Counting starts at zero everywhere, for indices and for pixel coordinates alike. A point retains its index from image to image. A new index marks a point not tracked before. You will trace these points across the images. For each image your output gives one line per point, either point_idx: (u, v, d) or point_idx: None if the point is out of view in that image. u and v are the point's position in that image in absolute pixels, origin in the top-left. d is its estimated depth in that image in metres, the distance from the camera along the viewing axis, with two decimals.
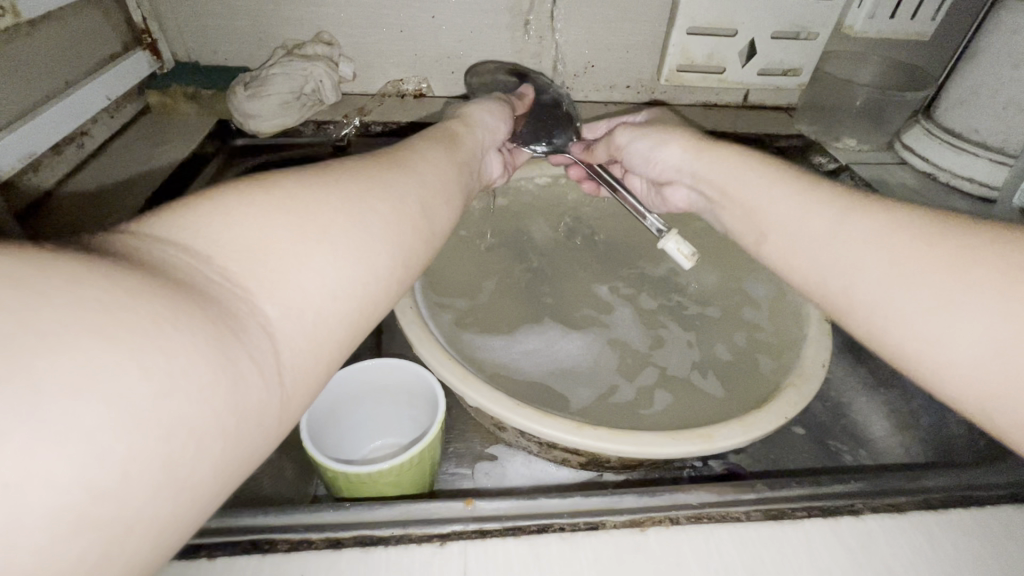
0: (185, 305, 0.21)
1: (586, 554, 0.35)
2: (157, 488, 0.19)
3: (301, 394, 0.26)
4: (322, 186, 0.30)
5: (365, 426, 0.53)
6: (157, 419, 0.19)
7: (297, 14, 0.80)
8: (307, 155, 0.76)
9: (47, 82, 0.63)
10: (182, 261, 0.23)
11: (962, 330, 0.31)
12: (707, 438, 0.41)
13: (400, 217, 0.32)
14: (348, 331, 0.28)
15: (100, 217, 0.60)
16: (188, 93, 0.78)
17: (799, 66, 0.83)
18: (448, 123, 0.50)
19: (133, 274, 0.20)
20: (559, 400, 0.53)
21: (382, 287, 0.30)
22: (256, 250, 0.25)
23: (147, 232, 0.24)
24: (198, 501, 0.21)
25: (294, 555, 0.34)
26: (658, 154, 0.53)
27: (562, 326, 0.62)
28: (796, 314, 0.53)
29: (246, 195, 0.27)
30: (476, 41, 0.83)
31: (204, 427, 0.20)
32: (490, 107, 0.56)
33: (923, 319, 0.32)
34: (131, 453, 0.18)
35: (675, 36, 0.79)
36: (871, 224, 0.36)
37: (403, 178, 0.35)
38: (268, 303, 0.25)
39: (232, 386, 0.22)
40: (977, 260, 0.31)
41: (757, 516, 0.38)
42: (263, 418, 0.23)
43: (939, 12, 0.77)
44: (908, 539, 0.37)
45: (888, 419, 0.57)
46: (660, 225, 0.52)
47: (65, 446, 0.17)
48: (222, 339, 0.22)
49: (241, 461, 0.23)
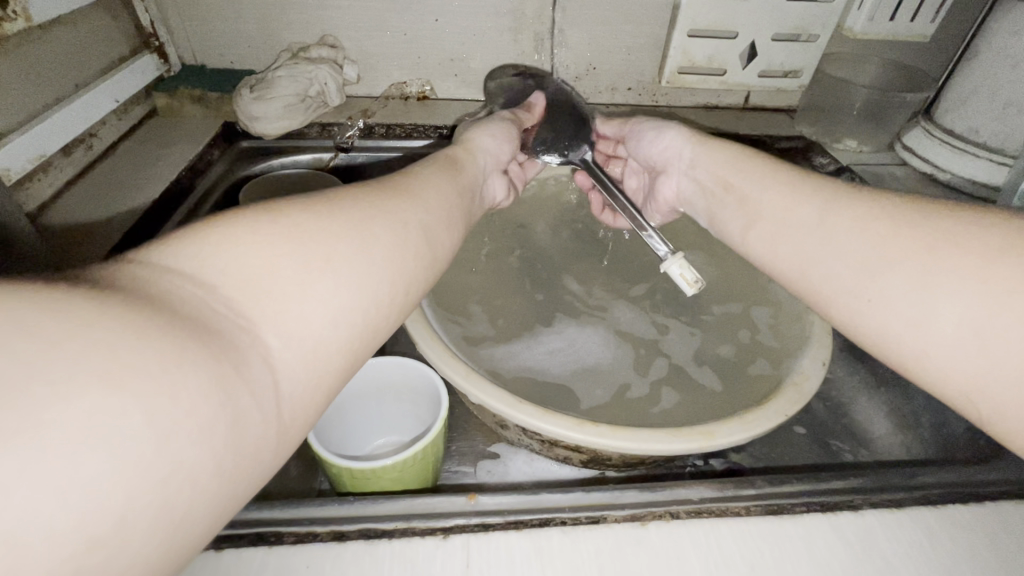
0: (189, 343, 0.22)
1: (587, 547, 0.35)
2: (151, 532, 0.19)
3: (298, 424, 0.26)
4: (327, 214, 0.30)
5: (369, 424, 0.53)
6: (157, 462, 0.19)
7: (301, 17, 0.81)
8: (311, 159, 0.77)
9: (58, 85, 0.65)
10: (189, 294, 0.24)
11: (940, 312, 0.31)
12: (708, 435, 0.41)
13: (402, 243, 0.33)
14: (347, 358, 0.29)
15: (108, 220, 0.62)
16: (195, 95, 0.79)
17: (800, 68, 0.84)
18: (450, 149, 0.51)
19: (140, 313, 0.21)
20: (568, 400, 0.54)
21: (382, 312, 0.31)
22: (260, 279, 0.26)
23: (151, 261, 0.24)
24: (190, 539, 0.21)
25: (300, 548, 0.35)
26: (660, 138, 0.58)
27: (576, 322, 0.63)
28: (798, 314, 0.54)
29: (252, 223, 0.27)
30: (479, 44, 0.84)
31: (201, 473, 0.21)
32: (495, 128, 0.56)
33: (902, 303, 0.33)
34: (129, 499, 0.19)
35: (676, 38, 0.80)
36: (853, 215, 0.38)
37: (404, 206, 0.36)
38: (270, 334, 0.25)
39: (230, 425, 0.22)
40: (967, 236, 0.32)
41: (757, 511, 0.38)
42: (259, 454, 0.24)
43: (938, 14, 0.79)
44: (906, 533, 0.37)
45: (888, 418, 0.58)
46: (666, 247, 0.53)
47: (69, 498, 0.17)
48: (224, 377, 0.22)
49: (236, 494, 0.23)
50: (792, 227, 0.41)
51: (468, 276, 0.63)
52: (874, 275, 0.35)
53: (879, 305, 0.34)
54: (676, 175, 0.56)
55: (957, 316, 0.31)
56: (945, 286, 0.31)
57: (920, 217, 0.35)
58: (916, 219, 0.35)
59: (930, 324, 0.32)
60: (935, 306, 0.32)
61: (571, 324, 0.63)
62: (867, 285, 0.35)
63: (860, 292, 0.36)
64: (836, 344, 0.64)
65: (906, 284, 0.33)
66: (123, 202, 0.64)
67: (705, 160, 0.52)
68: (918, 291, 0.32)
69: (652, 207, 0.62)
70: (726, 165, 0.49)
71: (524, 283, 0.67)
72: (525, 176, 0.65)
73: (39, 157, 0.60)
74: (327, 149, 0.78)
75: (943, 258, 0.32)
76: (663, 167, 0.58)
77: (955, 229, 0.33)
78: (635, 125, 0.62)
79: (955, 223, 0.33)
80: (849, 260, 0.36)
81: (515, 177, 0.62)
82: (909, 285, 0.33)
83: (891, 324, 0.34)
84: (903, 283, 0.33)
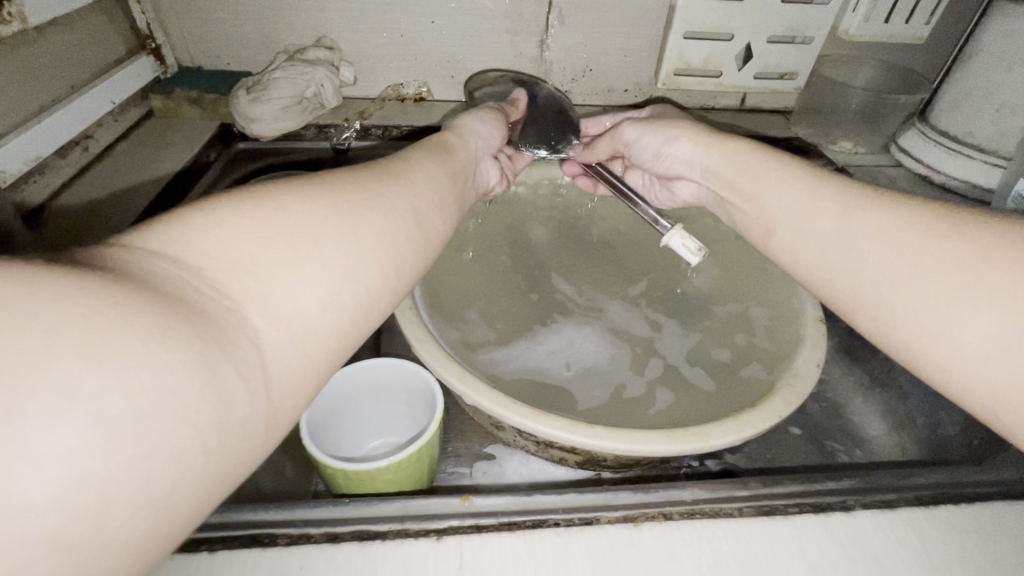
0: (171, 321, 0.22)
1: (581, 548, 0.35)
2: (135, 505, 0.20)
3: (288, 406, 0.27)
4: (315, 198, 0.30)
5: (364, 426, 0.53)
6: (138, 436, 0.19)
7: (298, 19, 0.81)
8: (308, 159, 0.78)
9: (52, 87, 0.64)
10: (173, 275, 0.24)
11: (965, 324, 0.31)
12: (702, 437, 0.41)
13: (393, 227, 0.33)
14: (337, 340, 0.29)
15: (105, 220, 0.62)
16: (191, 97, 0.79)
17: (795, 70, 0.84)
18: (441, 133, 0.51)
19: (122, 290, 0.21)
20: (564, 401, 0.54)
21: (372, 295, 0.31)
22: (247, 261, 0.26)
23: (137, 244, 0.24)
24: (177, 515, 0.21)
25: (293, 550, 0.35)
26: (668, 149, 0.55)
27: (574, 321, 0.64)
28: (793, 316, 0.54)
29: (238, 207, 0.27)
30: (476, 45, 0.84)
31: (186, 447, 0.21)
32: (482, 115, 0.57)
33: (927, 315, 0.33)
34: (111, 471, 0.19)
35: (672, 40, 0.80)
36: (878, 222, 0.37)
37: (396, 190, 0.36)
38: (257, 315, 0.25)
39: (216, 402, 0.22)
40: (999, 250, 0.31)
41: (749, 511, 0.38)
42: (248, 433, 0.24)
43: (933, 16, 0.80)
44: (899, 533, 0.38)
45: (883, 419, 0.58)
46: (665, 223, 0.53)
47: (48, 468, 0.17)
48: (209, 354, 0.22)
49: (225, 472, 0.23)
50: (814, 237, 0.41)
51: (464, 277, 0.63)
52: (904, 274, 0.35)
53: (902, 317, 0.35)
54: (693, 182, 0.55)
55: (987, 328, 0.31)
56: (966, 302, 0.32)
57: (939, 226, 0.35)
58: (943, 228, 0.34)
59: (952, 335, 0.32)
60: (959, 313, 0.32)
61: (567, 324, 0.64)
62: (896, 292, 0.35)
63: (888, 301, 0.36)
64: (832, 345, 0.64)
65: (929, 298, 0.33)
66: (119, 203, 0.65)
67: (709, 158, 0.52)
68: (945, 300, 0.32)
69: (669, 200, 0.62)
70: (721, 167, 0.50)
71: (520, 284, 0.67)
72: (518, 168, 0.65)
73: (36, 158, 0.60)
74: (325, 150, 0.80)
75: (968, 270, 0.32)
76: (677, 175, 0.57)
77: (989, 243, 0.32)
78: (632, 138, 0.59)
79: (986, 236, 0.32)
80: (876, 270, 0.36)
81: (507, 168, 0.62)
82: (932, 299, 0.33)
83: (915, 332, 0.34)
84: (930, 297, 0.33)
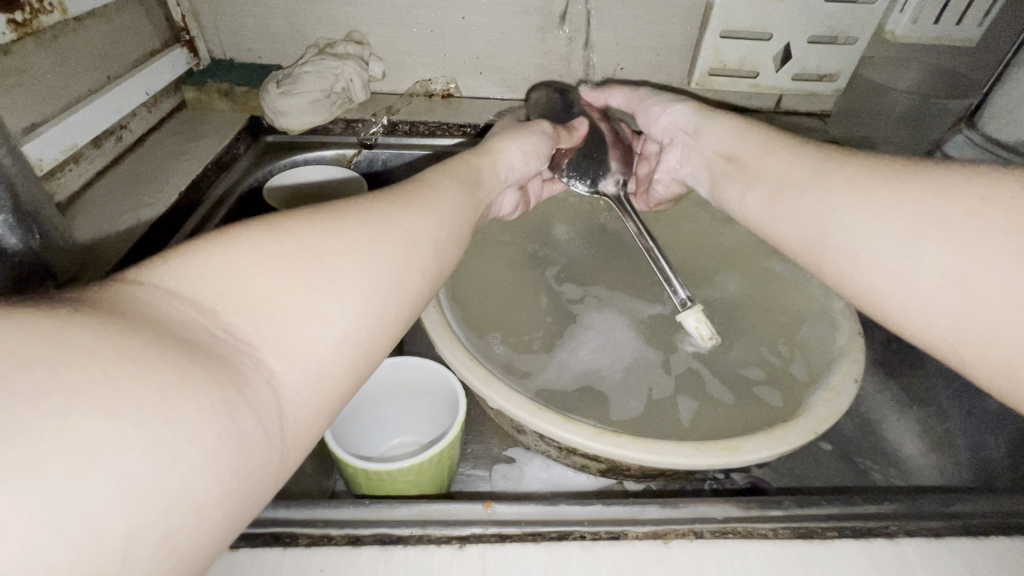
0: (191, 369, 0.21)
1: (607, 563, 0.34)
2: (153, 562, 0.19)
3: (300, 447, 0.26)
4: (334, 229, 0.30)
5: (387, 424, 0.53)
6: (158, 491, 0.19)
7: (329, 14, 0.81)
8: (334, 155, 0.78)
9: (93, 77, 0.65)
10: (191, 317, 0.23)
11: (924, 257, 0.33)
12: (734, 451, 0.40)
13: (412, 260, 0.33)
14: (351, 378, 0.28)
15: (134, 211, 0.63)
16: (223, 90, 0.81)
17: (836, 71, 0.81)
18: (473, 154, 0.49)
19: (139, 339, 0.21)
20: (602, 409, 0.52)
21: (388, 328, 0.30)
22: (265, 301, 0.25)
23: (154, 281, 0.24)
24: (192, 570, 0.21)
25: (315, 551, 0.34)
26: (667, 113, 0.61)
27: (600, 315, 0.63)
28: (833, 331, 0.52)
29: (257, 240, 0.27)
30: (505, 42, 0.83)
31: (205, 497, 0.20)
32: (526, 139, 0.54)
33: (887, 254, 0.34)
34: (128, 530, 0.18)
35: (708, 38, 0.78)
36: (852, 198, 0.37)
37: (417, 219, 0.35)
38: (273, 358, 0.25)
39: (235, 448, 0.22)
40: (941, 191, 0.33)
41: (785, 533, 0.37)
42: (261, 479, 0.23)
43: (986, 17, 0.76)
44: (945, 564, 0.36)
45: (921, 438, 0.56)
46: (684, 297, 0.55)
47: (67, 526, 0.17)
48: (228, 401, 0.22)
49: (238, 519, 0.23)
50: (810, 238, 0.40)
51: (490, 276, 0.63)
52: (861, 239, 0.36)
53: (867, 267, 0.36)
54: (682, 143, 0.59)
55: (943, 256, 0.32)
56: (929, 234, 0.32)
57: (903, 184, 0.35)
58: (889, 181, 0.36)
59: (911, 270, 0.33)
60: (921, 251, 0.33)
61: (594, 322, 0.63)
62: (865, 257, 0.36)
63: (848, 244, 0.37)
64: (867, 358, 0.62)
65: (894, 230, 0.34)
66: (146, 193, 0.65)
67: (699, 123, 0.56)
68: (904, 240, 0.34)
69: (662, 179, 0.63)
70: (732, 134, 0.51)
71: (544, 284, 0.66)
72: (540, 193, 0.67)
73: (71, 147, 0.61)
74: (351, 145, 0.79)
75: (929, 205, 0.33)
76: (669, 141, 0.61)
77: (934, 199, 0.33)
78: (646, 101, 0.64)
79: (935, 191, 0.33)
80: (854, 233, 0.36)
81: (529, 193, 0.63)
82: (897, 230, 0.34)
83: (875, 278, 0.35)
84: (888, 238, 0.34)
